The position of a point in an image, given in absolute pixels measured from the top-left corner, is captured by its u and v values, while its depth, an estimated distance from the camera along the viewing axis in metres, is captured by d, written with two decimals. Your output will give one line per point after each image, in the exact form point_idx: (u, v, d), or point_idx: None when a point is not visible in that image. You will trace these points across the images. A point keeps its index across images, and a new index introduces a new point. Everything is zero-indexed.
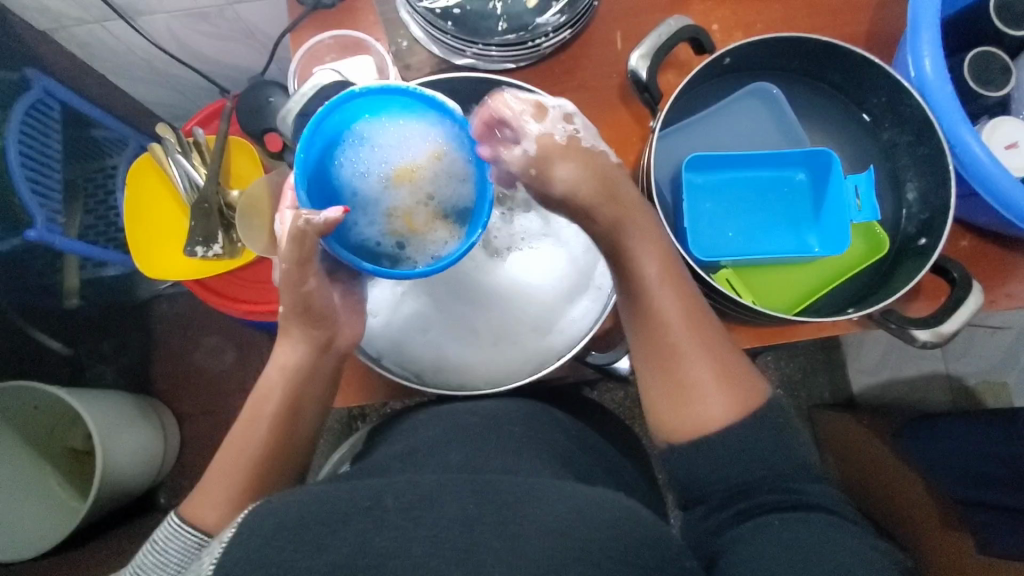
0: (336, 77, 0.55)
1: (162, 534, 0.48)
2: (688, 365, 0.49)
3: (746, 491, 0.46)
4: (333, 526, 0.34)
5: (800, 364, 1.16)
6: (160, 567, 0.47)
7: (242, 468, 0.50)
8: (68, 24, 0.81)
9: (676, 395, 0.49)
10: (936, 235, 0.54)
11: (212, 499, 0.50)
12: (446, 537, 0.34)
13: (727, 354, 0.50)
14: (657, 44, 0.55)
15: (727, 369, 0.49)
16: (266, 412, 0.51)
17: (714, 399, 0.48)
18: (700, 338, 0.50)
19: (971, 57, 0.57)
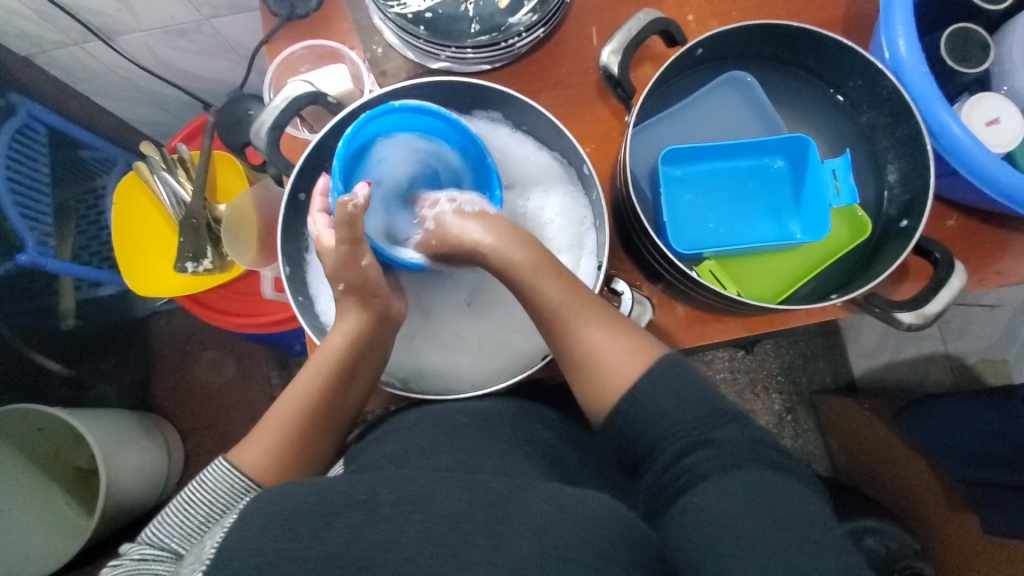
0: (308, 88, 0.54)
1: (211, 473, 0.49)
2: (578, 329, 0.49)
3: (676, 453, 0.43)
4: (327, 518, 0.34)
5: (800, 350, 1.13)
6: (205, 505, 0.48)
7: (295, 421, 0.52)
8: (48, 47, 0.82)
9: (578, 370, 0.49)
10: (917, 215, 0.54)
11: (264, 446, 0.51)
12: (437, 534, 0.34)
13: (611, 323, 0.49)
14: (628, 38, 0.55)
15: (623, 328, 0.49)
16: (329, 374, 0.53)
17: (615, 356, 0.48)
18: (587, 305, 0.50)
19: (947, 35, 0.56)
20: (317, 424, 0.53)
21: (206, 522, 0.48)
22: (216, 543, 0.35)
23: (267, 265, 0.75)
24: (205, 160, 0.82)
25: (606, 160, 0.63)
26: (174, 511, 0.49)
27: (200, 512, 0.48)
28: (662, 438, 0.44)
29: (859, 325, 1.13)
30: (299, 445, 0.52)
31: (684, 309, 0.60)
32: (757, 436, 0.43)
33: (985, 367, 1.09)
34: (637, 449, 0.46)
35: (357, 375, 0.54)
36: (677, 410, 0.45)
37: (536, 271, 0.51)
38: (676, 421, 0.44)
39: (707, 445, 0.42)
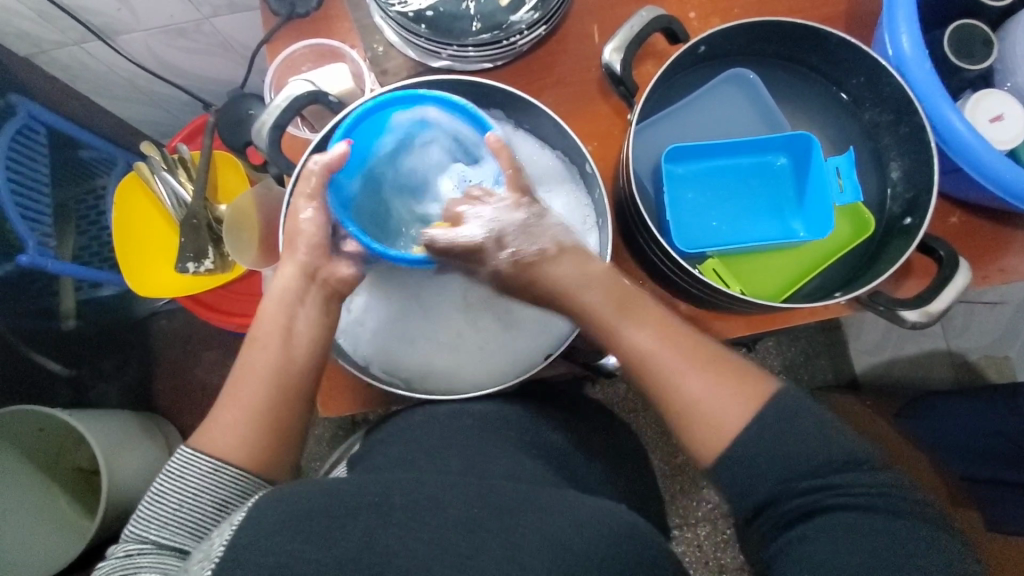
0: (309, 87, 0.54)
1: (178, 460, 0.48)
2: (682, 381, 0.48)
3: (780, 493, 0.45)
4: (340, 521, 0.34)
5: (802, 347, 1.13)
6: (177, 492, 0.47)
7: (251, 390, 0.50)
8: (48, 47, 0.82)
9: (685, 420, 0.49)
10: (922, 213, 0.54)
11: (224, 424, 0.49)
12: (449, 539, 0.34)
13: (718, 367, 0.49)
14: (630, 36, 0.54)
15: (727, 370, 0.49)
16: (279, 331, 0.51)
17: (724, 405, 0.47)
18: (691, 356, 0.49)
19: (951, 31, 0.56)
20: (277, 389, 0.50)
21: (181, 510, 0.46)
22: (226, 540, 0.34)
23: (268, 265, 0.74)
24: (205, 160, 0.82)
25: (608, 158, 0.63)
26: (150, 505, 0.47)
27: (173, 500, 0.46)
28: (773, 485, 0.45)
29: (861, 322, 1.13)
30: (263, 415, 0.49)
31: (687, 307, 0.60)
32: (884, 479, 0.45)
33: (987, 363, 1.08)
34: (748, 500, 0.46)
35: (302, 331, 0.52)
36: (801, 458, 0.45)
37: (633, 323, 0.49)
38: (792, 471, 0.45)
39: (838, 490, 0.44)
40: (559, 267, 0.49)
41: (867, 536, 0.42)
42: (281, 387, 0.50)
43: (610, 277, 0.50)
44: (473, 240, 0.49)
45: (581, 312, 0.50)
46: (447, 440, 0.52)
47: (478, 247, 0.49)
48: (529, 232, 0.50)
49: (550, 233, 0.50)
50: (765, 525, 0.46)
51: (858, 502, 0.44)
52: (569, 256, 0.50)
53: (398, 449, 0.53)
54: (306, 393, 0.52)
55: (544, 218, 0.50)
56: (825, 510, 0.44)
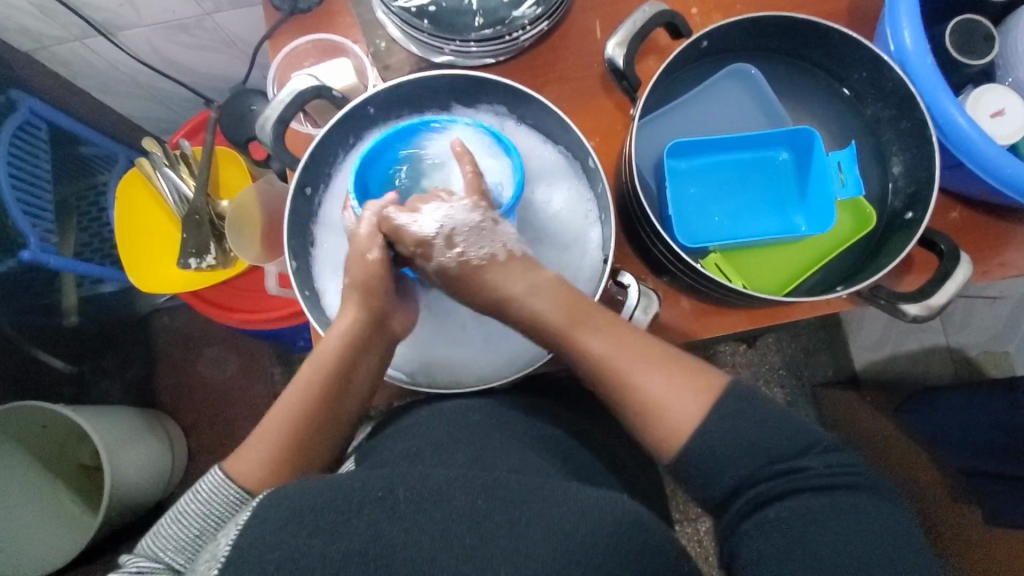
0: (312, 82, 0.54)
1: (205, 483, 0.49)
2: (634, 379, 0.49)
3: (741, 485, 0.46)
4: (346, 515, 0.35)
5: (801, 344, 1.14)
6: (201, 517, 0.47)
7: (289, 420, 0.51)
8: (49, 43, 0.82)
9: (643, 421, 0.49)
10: (923, 208, 0.54)
11: (259, 452, 0.50)
12: (456, 533, 0.34)
13: (664, 362, 0.49)
14: (633, 31, 0.55)
15: (674, 366, 0.49)
16: (327, 373, 0.52)
17: (678, 400, 0.48)
18: (641, 355, 0.49)
19: (952, 26, 0.56)
20: (315, 427, 0.51)
21: (200, 535, 0.47)
22: (231, 541, 0.34)
23: (271, 261, 0.74)
24: (207, 157, 0.82)
25: (610, 153, 0.64)
26: (168, 522, 0.48)
27: (195, 525, 0.47)
28: (732, 480, 0.46)
29: (861, 317, 1.13)
30: (299, 446, 0.51)
31: (688, 302, 0.60)
32: (841, 463, 0.45)
33: (986, 359, 1.06)
34: (711, 493, 0.47)
35: (354, 374, 0.53)
36: (740, 449, 0.46)
37: (581, 328, 0.50)
38: (746, 461, 0.45)
39: (795, 474, 0.45)
40: (503, 275, 0.51)
41: (831, 517, 0.42)
42: (319, 419, 0.52)
43: (559, 284, 0.51)
44: (425, 234, 0.50)
45: (528, 317, 0.51)
46: (450, 434, 0.52)
47: (429, 241, 0.51)
48: (481, 236, 0.51)
49: (500, 240, 0.51)
50: (730, 518, 0.46)
51: (819, 485, 0.44)
52: (552, 263, 0.52)
53: (402, 444, 0.53)
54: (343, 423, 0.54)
55: (497, 224, 0.51)
56: (783, 497, 0.44)
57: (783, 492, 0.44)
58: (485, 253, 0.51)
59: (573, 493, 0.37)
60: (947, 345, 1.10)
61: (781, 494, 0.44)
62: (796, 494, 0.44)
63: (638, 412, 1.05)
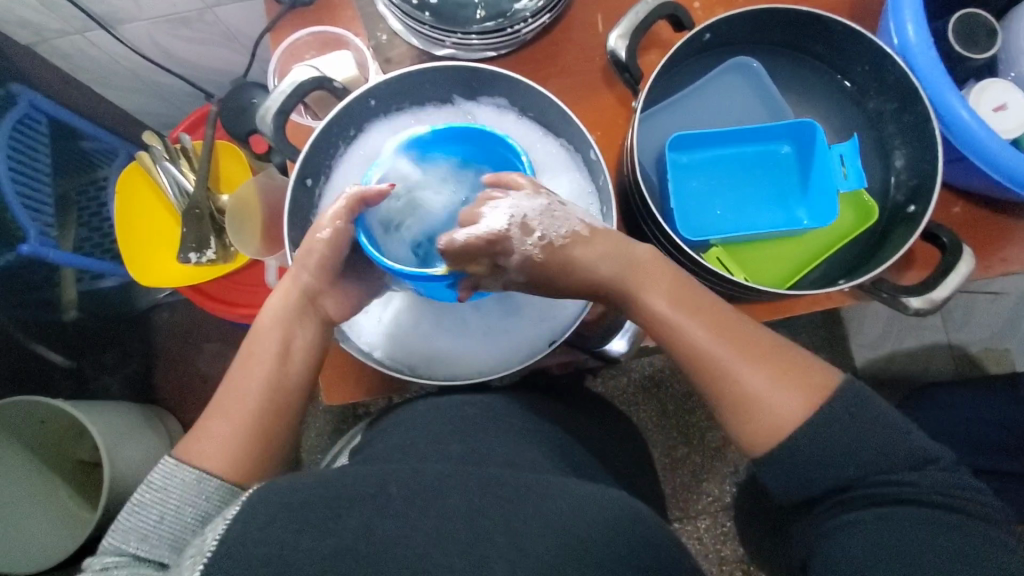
0: (313, 73, 0.54)
1: (158, 473, 0.46)
2: (735, 370, 0.47)
3: (845, 484, 0.44)
4: (337, 511, 0.34)
5: (802, 342, 1.13)
6: (159, 504, 0.45)
7: (242, 398, 0.49)
8: (49, 36, 0.81)
9: (739, 414, 0.47)
10: (925, 201, 0.54)
11: (214, 432, 0.48)
12: (451, 529, 0.34)
13: (771, 352, 0.48)
14: (636, 23, 0.54)
15: (778, 362, 0.47)
16: (273, 350, 0.52)
17: (781, 394, 0.46)
18: (738, 344, 0.47)
19: (955, 20, 0.56)
20: (270, 402, 0.50)
21: (161, 522, 0.45)
22: (218, 534, 0.34)
23: (272, 255, 0.74)
24: (207, 150, 0.82)
25: (612, 147, 0.63)
26: (127, 516, 0.45)
27: (154, 512, 0.45)
28: (835, 480, 0.44)
29: (862, 316, 1.13)
30: (257, 424, 0.49)
31: None
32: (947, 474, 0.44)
33: (987, 356, 1.09)
34: (803, 493, 0.45)
35: (296, 345, 0.53)
36: (860, 453, 0.44)
37: (680, 312, 0.48)
38: (862, 465, 0.44)
39: (901, 488, 0.44)
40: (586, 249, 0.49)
41: (921, 529, 0.42)
42: (273, 397, 0.50)
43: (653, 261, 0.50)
44: (498, 232, 0.46)
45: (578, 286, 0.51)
46: (449, 428, 0.52)
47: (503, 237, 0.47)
48: (553, 217, 0.49)
49: (572, 215, 0.50)
50: (819, 519, 0.45)
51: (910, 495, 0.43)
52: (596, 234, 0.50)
53: (400, 438, 0.52)
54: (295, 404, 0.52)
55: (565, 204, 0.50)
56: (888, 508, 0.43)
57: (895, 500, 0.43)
58: (566, 233, 0.49)
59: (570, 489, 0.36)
60: (947, 342, 1.10)
61: (882, 500, 0.44)
62: (900, 505, 0.43)
63: (639, 409, 1.05)
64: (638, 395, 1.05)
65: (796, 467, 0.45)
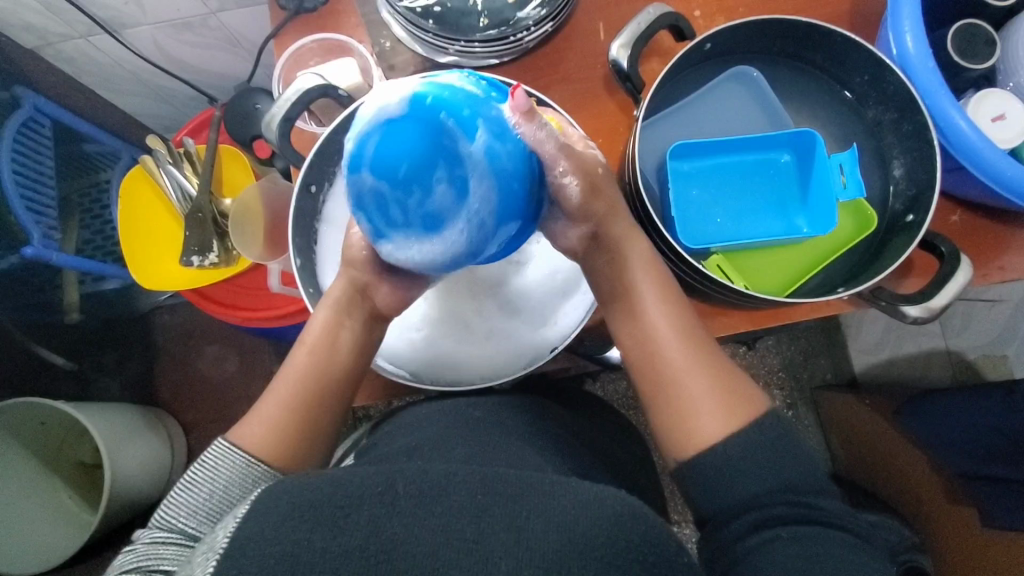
0: (318, 81, 0.55)
1: (214, 450, 0.48)
2: (679, 375, 0.48)
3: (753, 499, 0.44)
4: (346, 510, 0.34)
5: (801, 347, 1.13)
6: (209, 483, 0.46)
7: (282, 396, 0.51)
8: (54, 40, 0.82)
9: (674, 414, 0.48)
10: (923, 210, 0.54)
11: (263, 419, 0.50)
12: (455, 527, 0.34)
13: (725, 371, 0.49)
14: (638, 33, 0.55)
15: (727, 382, 0.48)
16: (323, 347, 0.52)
17: (707, 411, 0.47)
18: (694, 353, 0.49)
19: (954, 31, 0.57)
20: (294, 407, 0.50)
21: (209, 502, 0.46)
22: (229, 533, 0.35)
23: (275, 259, 0.75)
24: (210, 154, 0.82)
25: (614, 155, 0.64)
26: (179, 490, 0.47)
27: (205, 489, 0.46)
28: (743, 492, 0.45)
29: (860, 321, 1.13)
30: (299, 416, 0.50)
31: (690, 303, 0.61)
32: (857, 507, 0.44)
33: (985, 362, 1.09)
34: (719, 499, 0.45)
35: (336, 350, 0.52)
36: (766, 472, 0.45)
37: (658, 303, 0.50)
38: (766, 479, 0.45)
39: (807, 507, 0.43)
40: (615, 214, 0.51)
41: (839, 552, 0.40)
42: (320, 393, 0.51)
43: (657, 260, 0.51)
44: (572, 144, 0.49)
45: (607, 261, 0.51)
46: (452, 431, 0.53)
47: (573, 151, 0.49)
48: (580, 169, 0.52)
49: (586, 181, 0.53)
50: (727, 530, 0.44)
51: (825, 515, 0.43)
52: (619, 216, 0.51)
53: (404, 439, 0.53)
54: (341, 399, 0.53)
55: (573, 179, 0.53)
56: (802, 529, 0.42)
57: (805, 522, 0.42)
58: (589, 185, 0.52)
59: (575, 489, 0.37)
60: (946, 349, 1.11)
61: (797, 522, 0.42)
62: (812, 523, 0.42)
63: (639, 414, 1.06)
64: (637, 400, 1.06)
65: (726, 476, 0.45)
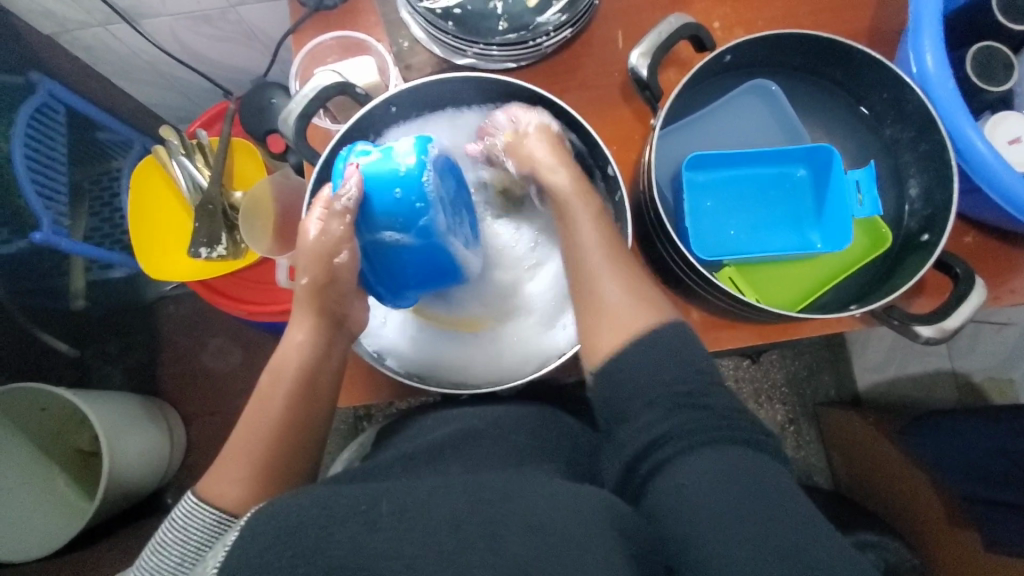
0: (337, 78, 0.55)
1: (178, 510, 0.47)
2: (598, 281, 0.51)
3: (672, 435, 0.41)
4: (328, 529, 0.32)
5: (804, 362, 1.13)
6: (180, 544, 0.46)
7: (258, 438, 0.49)
8: (72, 27, 0.82)
9: (592, 320, 0.50)
10: (939, 230, 0.54)
11: (230, 473, 0.48)
12: (435, 542, 0.32)
13: (642, 291, 0.50)
14: (657, 42, 0.55)
15: (639, 295, 0.49)
16: (283, 382, 0.50)
17: (627, 317, 0.48)
18: (620, 266, 0.51)
19: (973, 52, 0.57)
20: (281, 440, 0.49)
21: (182, 563, 0.46)
22: (218, 560, 0.32)
23: (284, 254, 0.74)
24: (224, 147, 0.82)
25: (628, 163, 0.64)
26: (152, 553, 0.47)
27: (176, 552, 0.46)
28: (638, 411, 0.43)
29: (866, 338, 1.13)
30: (275, 453, 0.49)
31: (701, 315, 0.60)
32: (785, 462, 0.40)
33: (990, 385, 1.08)
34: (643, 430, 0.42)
35: (322, 379, 0.52)
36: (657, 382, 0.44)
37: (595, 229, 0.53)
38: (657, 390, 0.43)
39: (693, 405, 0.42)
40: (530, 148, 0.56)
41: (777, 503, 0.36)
42: (290, 423, 0.50)
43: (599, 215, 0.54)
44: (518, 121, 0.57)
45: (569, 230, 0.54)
46: (456, 438, 0.52)
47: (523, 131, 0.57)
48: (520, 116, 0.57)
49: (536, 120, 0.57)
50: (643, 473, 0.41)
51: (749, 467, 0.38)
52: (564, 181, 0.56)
53: (411, 446, 0.53)
54: (318, 422, 0.52)
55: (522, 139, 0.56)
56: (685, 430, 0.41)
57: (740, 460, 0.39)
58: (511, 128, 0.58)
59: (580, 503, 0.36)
60: (951, 369, 1.10)
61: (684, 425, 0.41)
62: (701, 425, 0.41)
63: None
64: None
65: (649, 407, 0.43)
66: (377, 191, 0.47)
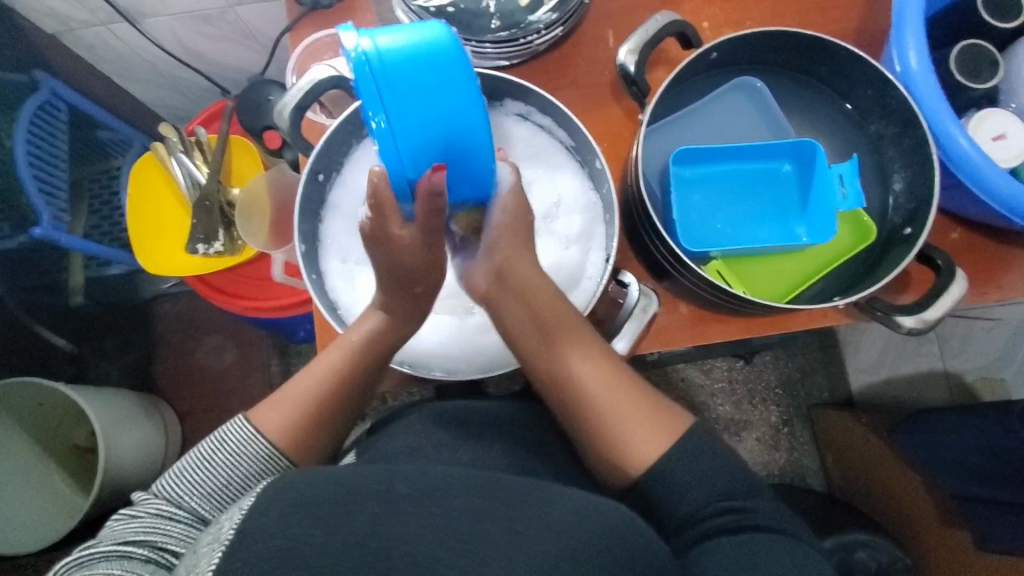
0: (331, 72, 0.56)
1: (230, 433, 0.50)
2: (607, 415, 0.49)
3: (706, 509, 0.46)
4: (346, 506, 0.34)
5: (798, 364, 1.13)
6: (227, 469, 0.49)
7: (308, 401, 0.52)
8: (75, 26, 0.83)
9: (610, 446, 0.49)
10: (921, 224, 0.55)
11: (283, 409, 0.51)
12: (450, 527, 0.33)
13: (647, 405, 0.50)
14: (645, 39, 0.56)
15: (646, 411, 0.50)
16: (339, 364, 0.53)
17: (638, 441, 0.48)
18: (619, 390, 0.50)
19: (957, 51, 0.58)
20: (326, 405, 0.52)
21: (224, 488, 0.49)
22: (235, 524, 0.34)
23: (278, 248, 0.75)
24: (222, 144, 0.84)
25: (618, 159, 0.65)
26: (198, 467, 0.49)
27: (221, 476, 0.49)
28: (681, 488, 0.47)
29: (860, 339, 1.13)
30: (318, 420, 0.52)
31: (688, 308, 0.61)
32: (777, 509, 0.47)
33: (982, 385, 1.09)
34: (681, 504, 0.47)
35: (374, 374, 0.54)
36: (703, 481, 0.47)
37: (581, 356, 0.51)
38: (706, 489, 0.46)
39: (743, 509, 0.46)
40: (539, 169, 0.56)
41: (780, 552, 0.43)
42: (326, 409, 0.52)
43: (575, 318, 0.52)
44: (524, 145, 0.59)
45: (564, 377, 0.51)
46: (450, 434, 0.53)
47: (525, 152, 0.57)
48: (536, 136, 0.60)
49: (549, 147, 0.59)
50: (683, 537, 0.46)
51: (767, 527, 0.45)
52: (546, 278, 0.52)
53: (402, 438, 0.53)
54: (351, 411, 0.54)
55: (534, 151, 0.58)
56: (728, 521, 0.45)
57: (747, 522, 0.45)
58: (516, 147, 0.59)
59: (567, 496, 0.37)
60: (944, 369, 1.11)
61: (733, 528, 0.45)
62: (746, 528, 0.45)
63: None
64: None
65: (675, 483, 0.47)
66: (406, 80, 0.39)
